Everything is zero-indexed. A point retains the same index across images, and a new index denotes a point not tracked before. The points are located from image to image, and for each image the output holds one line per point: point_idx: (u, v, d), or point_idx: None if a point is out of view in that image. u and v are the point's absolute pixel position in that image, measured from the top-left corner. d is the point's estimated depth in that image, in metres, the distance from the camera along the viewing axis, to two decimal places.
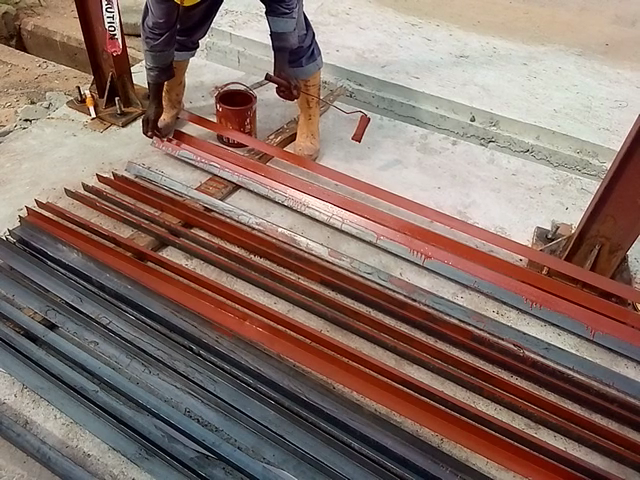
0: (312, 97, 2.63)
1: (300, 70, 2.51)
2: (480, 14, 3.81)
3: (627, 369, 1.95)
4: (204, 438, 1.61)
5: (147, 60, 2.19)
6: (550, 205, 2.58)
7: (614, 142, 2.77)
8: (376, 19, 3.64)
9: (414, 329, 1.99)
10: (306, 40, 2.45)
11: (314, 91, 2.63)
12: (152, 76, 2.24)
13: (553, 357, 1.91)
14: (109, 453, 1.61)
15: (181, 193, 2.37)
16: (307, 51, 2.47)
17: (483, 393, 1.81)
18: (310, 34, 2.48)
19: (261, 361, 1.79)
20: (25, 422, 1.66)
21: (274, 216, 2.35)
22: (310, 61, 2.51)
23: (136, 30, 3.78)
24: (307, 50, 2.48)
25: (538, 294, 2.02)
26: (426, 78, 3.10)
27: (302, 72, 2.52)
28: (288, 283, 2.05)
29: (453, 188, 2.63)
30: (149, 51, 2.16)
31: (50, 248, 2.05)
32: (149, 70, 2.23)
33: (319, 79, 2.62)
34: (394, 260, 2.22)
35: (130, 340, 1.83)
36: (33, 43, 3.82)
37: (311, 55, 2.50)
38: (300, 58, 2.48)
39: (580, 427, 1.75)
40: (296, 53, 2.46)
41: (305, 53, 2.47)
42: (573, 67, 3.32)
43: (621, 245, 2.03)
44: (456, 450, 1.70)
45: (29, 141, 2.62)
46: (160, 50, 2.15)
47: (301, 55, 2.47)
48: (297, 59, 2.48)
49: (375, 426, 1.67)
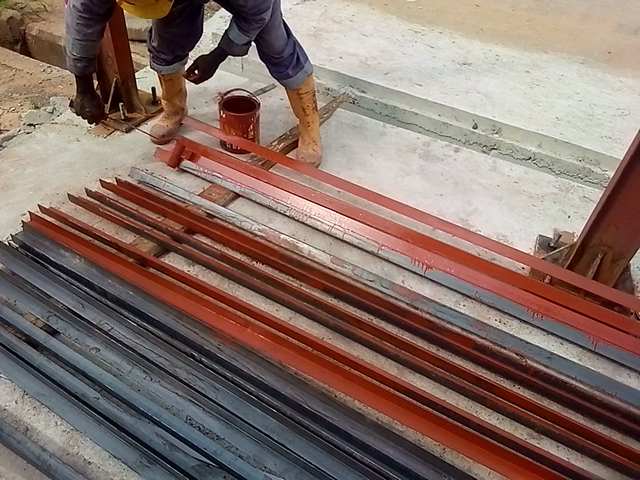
0: (307, 104, 2.67)
1: (290, 79, 2.55)
2: (483, 21, 3.82)
3: (629, 378, 1.95)
4: (205, 446, 1.61)
5: (75, 50, 2.12)
6: (552, 213, 2.58)
7: (616, 150, 2.79)
8: (379, 26, 3.65)
9: (416, 337, 1.99)
10: (288, 49, 2.47)
11: (308, 99, 2.66)
12: (79, 65, 2.19)
13: (556, 366, 1.92)
14: (109, 461, 1.61)
15: (183, 199, 2.38)
16: (289, 60, 2.50)
17: (485, 403, 1.81)
18: (293, 41, 2.50)
19: (263, 368, 1.79)
20: (26, 429, 1.66)
21: (276, 223, 2.36)
22: (297, 70, 2.54)
23: (140, 36, 3.80)
24: (292, 58, 2.51)
25: (540, 305, 2.03)
26: (429, 86, 3.12)
27: (292, 82, 2.57)
28: (290, 291, 2.05)
29: (456, 195, 2.63)
30: (76, 41, 2.10)
31: (53, 254, 2.06)
32: (75, 59, 2.17)
33: (312, 85, 2.65)
34: (397, 268, 2.23)
35: (131, 346, 1.83)
36: (37, 47, 3.85)
37: (297, 63, 2.54)
38: (286, 68, 2.51)
39: (584, 437, 1.74)
40: (280, 63, 2.50)
41: (289, 62, 2.50)
42: (575, 74, 3.33)
43: (624, 253, 2.03)
44: (458, 459, 1.69)
45: (32, 146, 2.63)
46: (84, 39, 2.10)
47: (286, 65, 2.51)
48: (283, 68, 2.51)
49: (377, 435, 1.66)
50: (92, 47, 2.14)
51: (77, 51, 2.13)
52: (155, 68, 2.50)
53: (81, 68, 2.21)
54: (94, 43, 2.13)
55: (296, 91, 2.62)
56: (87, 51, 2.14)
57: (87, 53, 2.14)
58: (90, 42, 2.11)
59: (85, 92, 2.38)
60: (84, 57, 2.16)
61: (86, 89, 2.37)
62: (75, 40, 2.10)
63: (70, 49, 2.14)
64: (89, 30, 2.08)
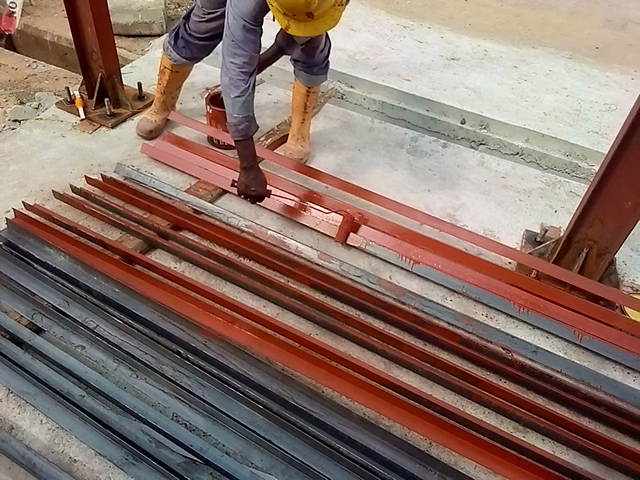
0: (309, 104, 2.62)
1: (313, 77, 2.51)
2: (472, 16, 3.82)
3: (614, 371, 1.96)
4: (191, 443, 1.61)
5: (235, 110, 1.97)
6: (539, 208, 2.59)
7: (602, 145, 2.81)
8: (368, 22, 3.64)
9: (403, 332, 1.99)
10: (324, 51, 2.45)
11: (313, 100, 2.62)
12: (239, 131, 2.02)
13: (540, 359, 1.94)
14: (95, 459, 1.60)
15: (170, 195, 2.37)
16: (321, 62, 2.48)
17: (471, 397, 1.82)
18: (329, 46, 2.47)
19: (249, 365, 1.79)
20: (11, 428, 1.65)
21: (264, 219, 2.35)
22: (323, 72, 2.52)
23: (127, 31, 3.77)
24: (323, 61, 2.49)
25: (526, 298, 2.06)
26: (418, 81, 3.12)
27: (313, 80, 2.52)
28: (277, 287, 2.05)
29: (443, 191, 2.63)
30: (236, 99, 1.96)
31: (37, 251, 2.04)
32: (236, 125, 2.00)
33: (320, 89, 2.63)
34: (384, 263, 2.23)
35: (117, 344, 1.82)
36: (23, 42, 3.79)
37: (325, 67, 2.52)
38: (314, 67, 2.48)
39: (568, 430, 1.75)
40: (310, 62, 2.46)
41: (320, 64, 2.48)
42: (563, 70, 3.35)
43: (609, 248, 2.03)
44: (445, 454, 1.70)
45: (16, 142, 2.60)
46: (245, 94, 1.96)
47: (315, 64, 2.47)
48: (312, 67, 2.48)
49: (365, 430, 1.66)
50: (250, 102, 1.99)
51: (238, 110, 1.97)
52: (173, 57, 2.51)
53: (245, 131, 2.02)
54: (252, 98, 1.99)
55: (306, 88, 2.57)
56: (247, 107, 1.98)
57: (247, 109, 1.98)
58: (249, 96, 1.97)
59: (249, 168, 2.14)
60: (245, 116, 1.99)
61: (250, 164, 2.13)
62: (234, 99, 1.96)
63: (230, 110, 1.98)
64: (246, 83, 1.96)
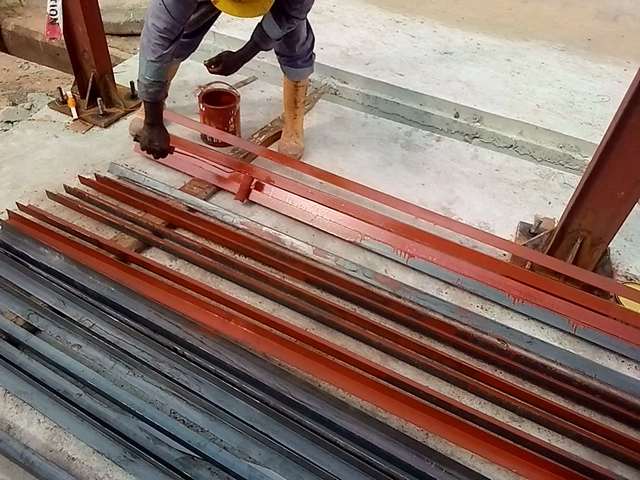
0: (299, 98, 2.64)
1: (296, 71, 2.51)
2: (464, 10, 3.82)
3: (609, 360, 1.97)
4: (189, 439, 1.61)
5: (147, 73, 1.96)
6: (533, 200, 2.60)
7: (595, 136, 2.82)
8: (360, 17, 3.64)
9: (399, 325, 2.00)
10: (306, 43, 2.44)
11: (302, 94, 2.63)
12: (150, 92, 2.02)
13: (536, 350, 1.95)
14: (93, 456, 1.60)
15: (164, 194, 2.37)
16: (303, 54, 2.47)
17: (467, 388, 1.83)
18: (310, 37, 2.46)
19: (246, 360, 1.79)
20: (8, 427, 1.65)
21: (259, 216, 2.36)
22: (306, 64, 2.52)
23: (119, 30, 3.77)
24: (306, 53, 2.48)
25: (521, 289, 2.07)
26: (411, 76, 3.13)
27: (297, 73, 2.53)
28: (273, 283, 2.05)
29: (437, 184, 2.64)
30: (150, 62, 1.93)
31: (32, 252, 2.04)
32: (147, 86, 2.00)
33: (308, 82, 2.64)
34: (379, 257, 2.23)
35: (113, 342, 1.82)
36: (14, 43, 3.78)
37: (309, 58, 2.51)
38: (297, 59, 2.48)
39: (564, 419, 1.76)
40: (293, 56, 2.46)
41: (302, 56, 2.48)
42: (555, 62, 3.35)
43: (603, 237, 2.04)
44: (442, 444, 1.71)
45: (9, 143, 2.60)
46: (161, 60, 1.93)
47: (298, 57, 2.47)
48: (294, 60, 2.48)
49: (362, 423, 1.67)
50: (166, 69, 1.97)
51: (149, 74, 1.96)
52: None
53: (153, 94, 2.02)
54: (169, 65, 1.97)
55: (294, 83, 2.59)
56: (160, 74, 1.97)
57: (160, 75, 1.97)
58: (165, 63, 1.95)
59: (154, 125, 2.16)
60: (157, 80, 1.98)
61: (155, 122, 2.15)
62: (147, 61, 1.94)
63: (143, 71, 1.97)
64: (165, 50, 1.92)
